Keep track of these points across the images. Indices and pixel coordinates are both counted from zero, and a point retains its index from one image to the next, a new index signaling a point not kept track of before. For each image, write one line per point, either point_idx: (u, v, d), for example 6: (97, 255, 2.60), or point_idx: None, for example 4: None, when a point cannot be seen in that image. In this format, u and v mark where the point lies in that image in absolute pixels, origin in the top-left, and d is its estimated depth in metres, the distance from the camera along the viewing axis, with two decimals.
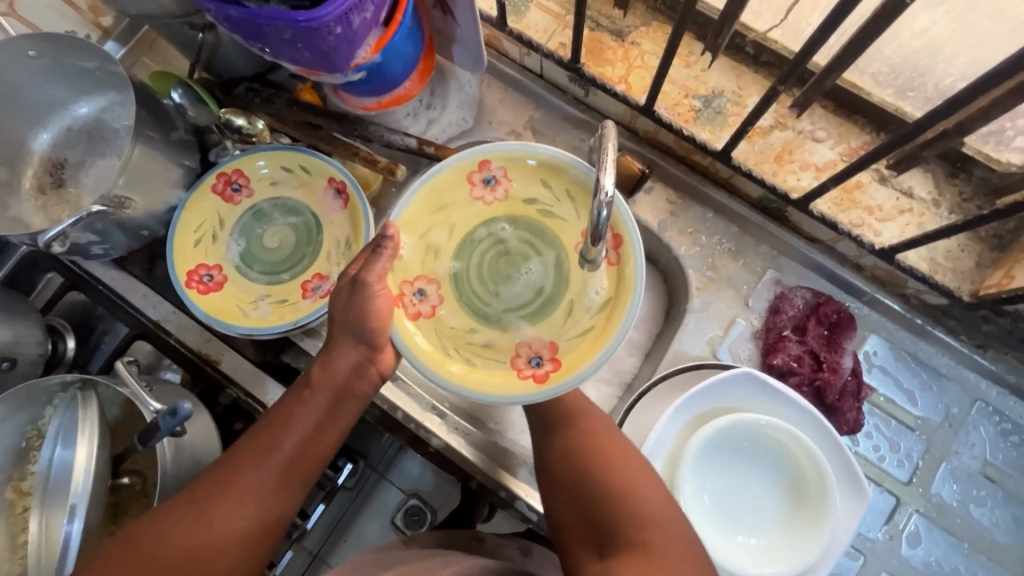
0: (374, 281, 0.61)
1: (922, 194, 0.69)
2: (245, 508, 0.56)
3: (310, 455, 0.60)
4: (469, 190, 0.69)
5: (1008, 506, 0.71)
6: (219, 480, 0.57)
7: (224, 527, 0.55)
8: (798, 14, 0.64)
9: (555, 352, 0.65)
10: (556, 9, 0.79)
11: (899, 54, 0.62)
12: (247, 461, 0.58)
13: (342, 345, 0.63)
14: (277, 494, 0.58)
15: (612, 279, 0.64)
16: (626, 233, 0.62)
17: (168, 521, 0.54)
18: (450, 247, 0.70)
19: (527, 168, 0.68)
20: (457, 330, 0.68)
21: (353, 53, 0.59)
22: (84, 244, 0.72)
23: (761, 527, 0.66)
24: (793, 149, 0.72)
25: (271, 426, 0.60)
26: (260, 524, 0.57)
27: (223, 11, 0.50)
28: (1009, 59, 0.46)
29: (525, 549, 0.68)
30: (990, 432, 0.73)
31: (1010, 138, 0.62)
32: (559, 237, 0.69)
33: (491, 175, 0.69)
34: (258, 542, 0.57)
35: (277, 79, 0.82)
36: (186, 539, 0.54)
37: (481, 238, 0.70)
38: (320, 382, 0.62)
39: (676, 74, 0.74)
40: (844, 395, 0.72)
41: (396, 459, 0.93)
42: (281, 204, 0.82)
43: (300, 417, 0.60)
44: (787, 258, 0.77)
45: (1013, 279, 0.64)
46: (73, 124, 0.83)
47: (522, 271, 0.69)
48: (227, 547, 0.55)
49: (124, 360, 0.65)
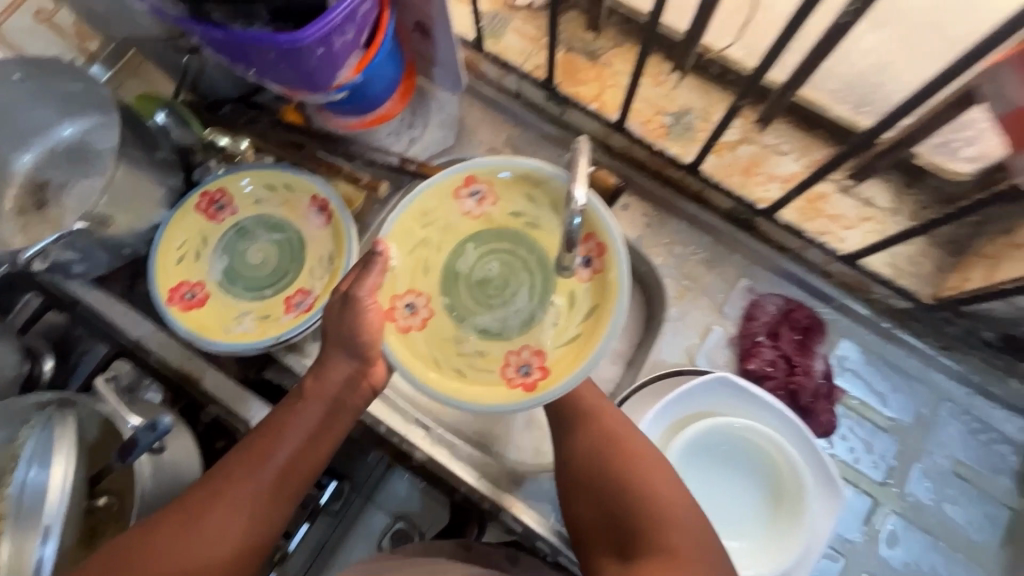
0: (366, 297, 0.60)
1: (881, 203, 0.73)
2: (238, 517, 0.56)
3: (302, 466, 0.60)
4: (456, 205, 0.72)
5: (980, 503, 0.73)
6: (211, 489, 0.57)
7: (218, 536, 0.55)
8: (754, 33, 0.70)
9: (544, 360, 0.66)
10: (532, 34, 0.84)
11: (852, 71, 0.67)
12: (239, 471, 0.57)
13: (334, 357, 0.61)
14: (270, 503, 0.58)
15: (596, 289, 0.66)
16: (608, 241, 0.64)
17: (161, 529, 0.55)
18: (439, 260, 0.72)
19: (512, 183, 0.71)
20: (447, 340, 0.69)
21: (335, 72, 0.61)
22: (64, 262, 0.72)
23: (746, 530, 0.67)
24: (759, 163, 0.75)
25: (263, 436, 0.59)
26: (254, 532, 0.57)
27: (208, 33, 0.52)
28: (941, 73, 0.50)
29: (513, 558, 0.68)
30: (960, 431, 0.75)
31: (958, 150, 0.66)
32: (543, 247, 0.70)
33: (476, 190, 0.71)
34: (250, 549, 0.56)
35: (262, 101, 0.85)
36: (179, 546, 0.54)
37: (469, 251, 0.72)
38: (313, 393, 0.61)
39: (647, 92, 0.78)
40: (818, 397, 0.74)
41: (383, 480, 0.91)
42: (264, 220, 0.83)
43: (293, 428, 0.60)
44: (760, 267, 0.79)
45: (969, 280, 0.67)
46: (57, 145, 0.84)
47: (509, 281, 0.71)
48: (219, 555, 0.55)
49: (103, 377, 0.64)
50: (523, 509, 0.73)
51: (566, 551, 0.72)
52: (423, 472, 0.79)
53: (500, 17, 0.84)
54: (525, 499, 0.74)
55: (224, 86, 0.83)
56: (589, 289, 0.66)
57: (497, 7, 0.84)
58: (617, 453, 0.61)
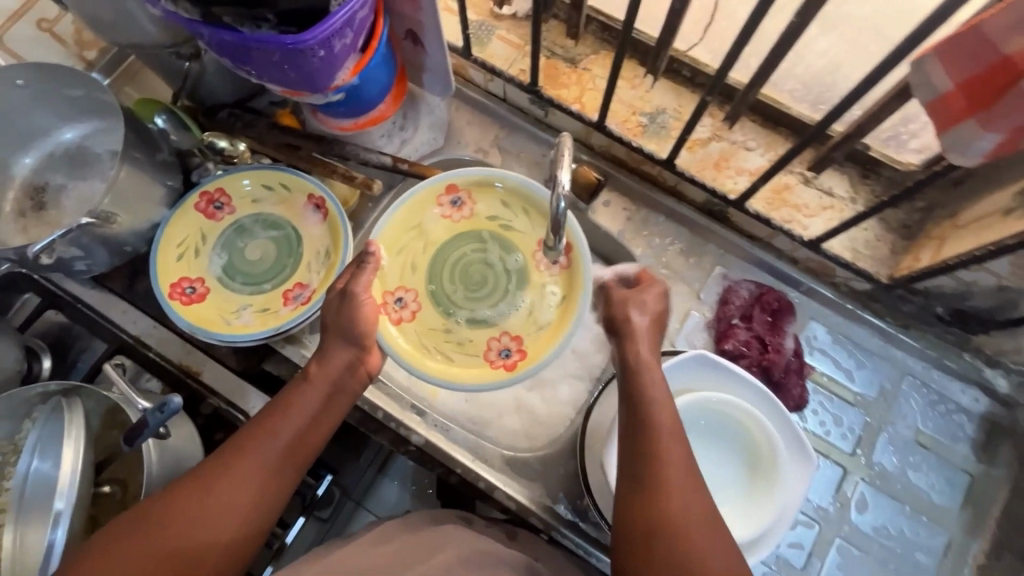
0: (362, 292, 0.68)
1: (841, 192, 0.79)
2: (243, 489, 0.58)
3: (305, 445, 0.62)
4: (438, 210, 0.79)
5: (941, 469, 0.78)
6: (218, 463, 0.59)
7: (224, 506, 0.56)
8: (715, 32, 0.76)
9: (521, 344, 0.75)
10: (516, 41, 0.88)
11: (808, 72, 0.74)
12: (246, 445, 0.60)
13: (335, 343, 0.67)
14: (274, 476, 0.60)
15: (564, 281, 0.75)
16: (574, 242, 0.73)
17: (170, 500, 0.56)
18: (424, 258, 0.79)
19: (488, 190, 0.79)
20: (436, 330, 0.77)
21: (334, 74, 0.65)
22: (67, 259, 0.74)
23: (723, 498, 0.71)
24: (728, 158, 0.81)
25: (267, 418, 0.62)
26: (258, 505, 0.58)
27: (217, 36, 0.56)
28: (877, 68, 0.56)
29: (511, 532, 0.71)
30: (920, 403, 0.81)
31: (906, 142, 0.73)
32: (515, 246, 0.79)
33: (456, 198, 0.79)
34: (254, 525, 0.58)
35: (257, 106, 0.89)
36: (187, 517, 0.55)
37: (451, 250, 0.79)
38: (318, 372, 0.65)
39: (624, 94, 0.84)
40: (789, 372, 0.79)
41: (373, 486, 1.03)
42: (262, 219, 0.86)
43: (298, 404, 0.63)
44: (732, 256, 0.85)
45: (919, 260, 0.73)
46: (57, 149, 0.86)
47: (489, 276, 0.78)
48: (225, 524, 0.56)
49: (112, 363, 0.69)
50: (515, 486, 0.77)
51: (558, 525, 0.76)
52: (420, 457, 0.80)
53: (486, 25, 0.89)
54: (517, 477, 0.78)
55: (221, 91, 0.87)
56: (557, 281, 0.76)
57: (482, 15, 0.89)
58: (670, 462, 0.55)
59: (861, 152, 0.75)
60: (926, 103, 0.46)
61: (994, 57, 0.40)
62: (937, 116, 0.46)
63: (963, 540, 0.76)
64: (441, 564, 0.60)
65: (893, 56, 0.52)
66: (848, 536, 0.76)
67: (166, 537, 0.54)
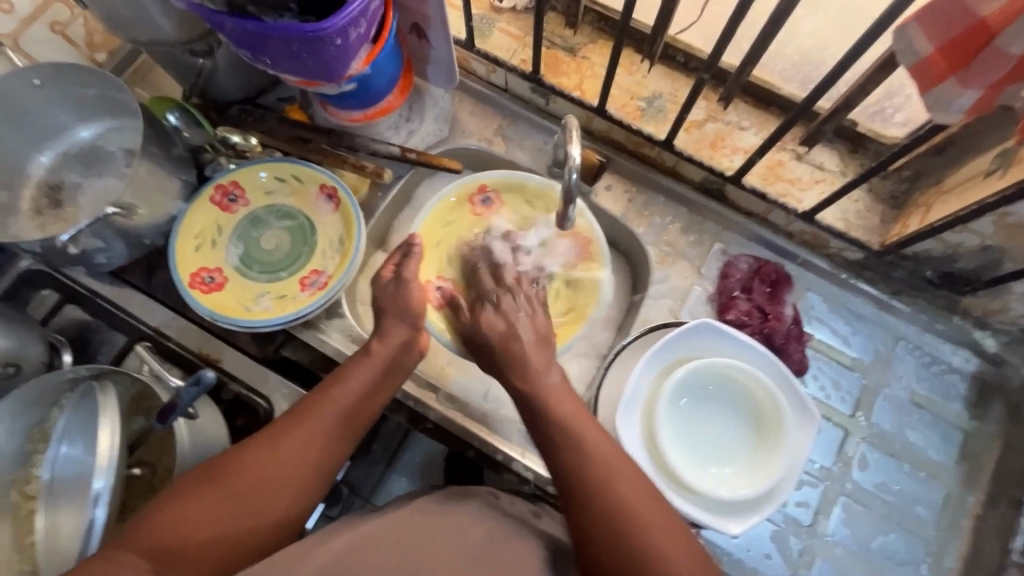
0: (413, 278, 0.75)
1: (831, 166, 0.82)
2: (305, 453, 0.63)
3: (363, 412, 0.68)
4: (468, 208, 0.90)
5: (936, 428, 0.82)
6: (284, 427, 0.64)
7: (287, 467, 0.62)
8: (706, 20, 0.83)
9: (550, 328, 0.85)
10: (516, 32, 0.92)
11: (797, 52, 0.80)
12: (311, 410, 0.65)
13: (393, 322, 0.73)
14: (332, 443, 0.65)
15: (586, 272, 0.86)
16: (592, 235, 0.84)
17: (241, 455, 0.61)
18: (459, 252, 0.89)
19: (515, 191, 0.89)
20: None
21: (348, 63, 0.68)
22: (89, 251, 0.77)
23: (732, 458, 0.76)
24: (724, 137, 0.85)
25: (330, 386, 0.68)
26: (317, 470, 0.63)
27: (239, 25, 0.59)
28: (858, 43, 0.60)
29: (536, 512, 0.71)
30: (914, 365, 0.84)
31: (890, 116, 0.78)
32: None
33: (486, 197, 0.90)
34: (316, 480, 0.63)
35: (266, 102, 0.92)
36: (255, 473, 0.60)
37: (483, 245, 0.89)
38: (379, 348, 0.71)
39: (622, 80, 0.88)
40: (789, 339, 0.83)
41: (381, 481, 1.00)
42: (276, 210, 0.90)
43: (359, 377, 0.68)
44: (730, 232, 0.89)
45: (908, 226, 0.77)
46: (72, 148, 0.88)
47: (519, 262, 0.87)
48: (287, 483, 0.61)
49: (142, 345, 0.78)
50: (532, 458, 0.80)
51: None
52: (438, 433, 0.83)
53: (487, 19, 0.92)
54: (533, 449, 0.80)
55: (231, 89, 0.89)
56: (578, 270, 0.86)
57: (483, 10, 0.93)
58: (644, 519, 0.57)
59: (848, 128, 0.79)
60: (909, 67, 0.50)
61: (970, 20, 0.45)
62: (920, 77, 0.50)
63: (960, 492, 0.80)
64: (472, 539, 0.61)
65: (874, 28, 0.56)
66: (851, 494, 0.80)
67: (236, 489, 0.59)
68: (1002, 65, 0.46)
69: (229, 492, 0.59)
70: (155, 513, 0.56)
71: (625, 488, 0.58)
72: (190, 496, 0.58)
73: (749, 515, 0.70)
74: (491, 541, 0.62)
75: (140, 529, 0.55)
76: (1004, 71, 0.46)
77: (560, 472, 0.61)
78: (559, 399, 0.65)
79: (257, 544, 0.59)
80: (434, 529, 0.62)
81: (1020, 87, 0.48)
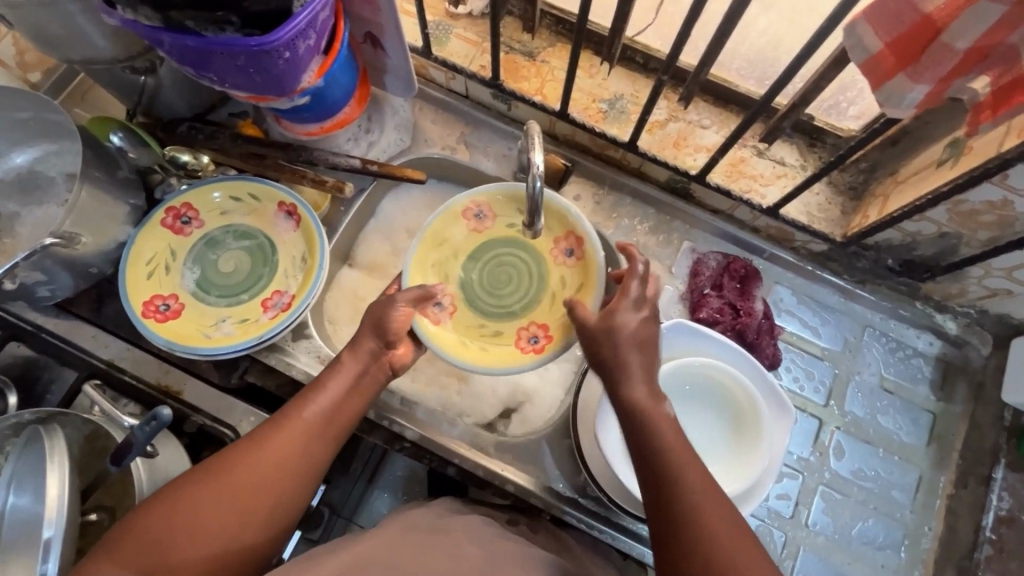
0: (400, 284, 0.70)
1: (792, 161, 0.83)
2: (285, 468, 0.60)
3: (344, 412, 0.66)
4: (463, 224, 0.82)
5: (906, 411, 0.84)
6: (267, 430, 0.61)
7: (263, 480, 0.58)
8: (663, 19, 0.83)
9: (549, 330, 0.77)
10: (473, 38, 0.90)
11: (751, 50, 0.82)
12: (291, 416, 0.62)
13: (362, 333, 0.70)
14: (317, 448, 0.62)
15: (580, 272, 0.77)
16: (585, 233, 0.76)
17: (218, 464, 0.58)
18: (455, 266, 0.82)
19: (506, 201, 0.81)
20: (471, 326, 0.80)
21: (299, 77, 0.66)
22: (30, 284, 0.73)
23: (708, 457, 0.75)
24: (687, 137, 0.85)
25: (311, 388, 0.65)
26: (297, 482, 0.60)
27: (178, 41, 0.56)
28: (807, 45, 0.61)
29: (532, 526, 0.71)
30: (882, 351, 0.86)
31: (845, 109, 0.81)
32: (537, 247, 0.81)
33: (479, 211, 0.82)
34: (302, 481, 0.61)
35: (217, 119, 0.88)
36: (231, 496, 0.56)
37: (480, 258, 0.82)
38: (350, 359, 0.68)
39: (582, 83, 0.87)
40: (761, 334, 0.83)
41: (364, 499, 0.98)
42: (233, 229, 0.86)
43: (333, 387, 0.66)
44: (698, 231, 0.89)
45: (868, 217, 0.78)
46: (7, 174, 0.82)
47: (516, 276, 0.81)
48: (271, 491, 0.58)
49: (93, 384, 0.71)
50: (513, 471, 0.79)
51: (558, 504, 0.77)
52: (415, 453, 0.81)
53: (444, 25, 0.91)
54: (515, 461, 0.80)
55: (179, 107, 0.85)
56: (574, 271, 0.78)
57: (439, 16, 0.91)
58: None
59: (806, 122, 0.81)
60: (861, 63, 0.50)
61: (915, 15, 0.45)
62: (872, 75, 0.51)
63: (932, 475, 0.82)
64: (469, 558, 0.59)
65: (827, 27, 0.57)
66: (830, 483, 0.81)
67: (220, 502, 0.56)
68: (949, 59, 0.47)
69: (216, 508, 0.56)
70: (131, 533, 0.53)
71: (718, 516, 0.52)
72: (171, 515, 0.54)
73: None
74: (486, 558, 0.59)
75: (118, 549, 0.52)
76: (952, 65, 0.47)
77: (670, 524, 0.53)
78: (684, 463, 0.55)
79: (240, 554, 0.56)
80: (426, 549, 0.59)
81: (967, 80, 0.49)
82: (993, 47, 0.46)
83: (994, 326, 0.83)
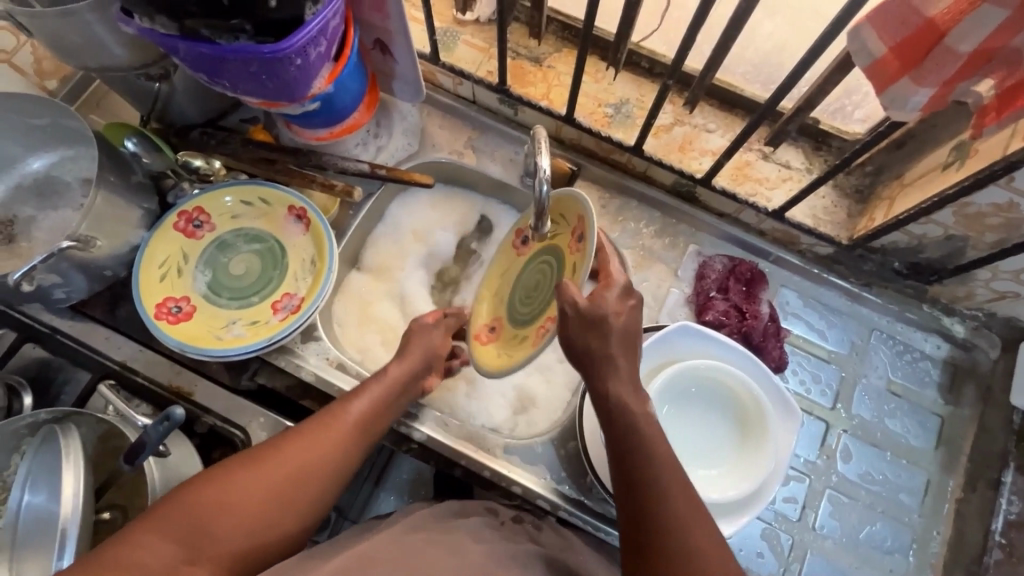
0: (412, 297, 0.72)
1: (797, 164, 0.84)
2: (317, 466, 0.61)
3: (381, 420, 0.68)
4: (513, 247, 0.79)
5: (914, 414, 0.83)
6: (313, 427, 0.63)
7: (301, 476, 0.60)
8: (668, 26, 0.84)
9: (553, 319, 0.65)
10: (481, 44, 0.92)
11: (757, 55, 0.83)
12: (337, 417, 0.65)
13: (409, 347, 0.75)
14: (353, 451, 0.64)
15: (580, 253, 0.64)
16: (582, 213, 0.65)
17: (261, 454, 0.60)
18: (507, 288, 0.78)
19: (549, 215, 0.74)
20: (509, 339, 0.74)
21: (310, 83, 0.67)
22: (46, 286, 0.74)
23: (713, 460, 0.76)
24: (692, 141, 0.86)
25: (358, 392, 0.68)
26: (328, 483, 0.62)
27: (193, 48, 0.58)
28: (811, 49, 0.62)
29: (537, 524, 0.72)
30: (889, 354, 0.86)
31: (850, 113, 0.81)
32: (558, 243, 0.70)
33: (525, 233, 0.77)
34: (332, 483, 0.62)
35: (228, 125, 0.90)
36: (259, 486, 0.57)
37: (526, 275, 0.76)
38: (394, 367, 0.71)
39: (588, 88, 0.88)
40: (767, 336, 0.83)
41: (370, 501, 0.99)
42: (244, 233, 0.88)
43: (371, 393, 0.68)
44: (704, 234, 0.89)
45: (874, 220, 0.78)
46: (24, 179, 0.83)
47: (545, 279, 0.71)
48: (306, 488, 0.60)
49: (108, 384, 0.72)
50: (520, 473, 0.79)
51: (565, 505, 0.78)
52: (423, 453, 0.84)
53: (452, 32, 0.92)
54: (521, 462, 0.80)
55: (191, 113, 0.87)
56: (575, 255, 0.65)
57: (447, 22, 0.93)
58: None
59: (811, 125, 0.81)
60: (866, 66, 0.51)
61: (919, 19, 0.46)
62: (877, 78, 0.51)
63: (940, 478, 0.81)
64: (472, 555, 0.59)
65: (832, 30, 0.57)
66: (837, 486, 0.81)
67: (258, 491, 0.57)
68: (953, 62, 0.47)
69: (254, 496, 0.57)
70: (172, 507, 0.54)
71: (700, 526, 0.54)
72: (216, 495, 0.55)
73: (734, 515, 0.70)
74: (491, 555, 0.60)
75: (157, 522, 0.52)
76: (956, 67, 0.48)
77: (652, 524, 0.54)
78: (673, 474, 0.57)
79: (263, 547, 0.57)
80: (432, 545, 0.60)
81: (972, 83, 0.50)
82: (998, 50, 0.46)
83: (1002, 328, 0.82)
